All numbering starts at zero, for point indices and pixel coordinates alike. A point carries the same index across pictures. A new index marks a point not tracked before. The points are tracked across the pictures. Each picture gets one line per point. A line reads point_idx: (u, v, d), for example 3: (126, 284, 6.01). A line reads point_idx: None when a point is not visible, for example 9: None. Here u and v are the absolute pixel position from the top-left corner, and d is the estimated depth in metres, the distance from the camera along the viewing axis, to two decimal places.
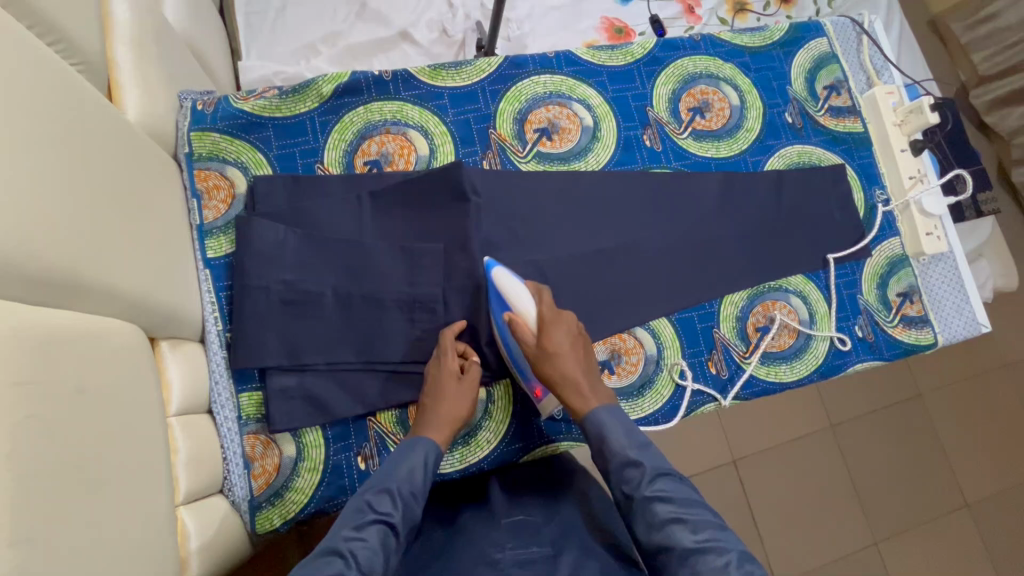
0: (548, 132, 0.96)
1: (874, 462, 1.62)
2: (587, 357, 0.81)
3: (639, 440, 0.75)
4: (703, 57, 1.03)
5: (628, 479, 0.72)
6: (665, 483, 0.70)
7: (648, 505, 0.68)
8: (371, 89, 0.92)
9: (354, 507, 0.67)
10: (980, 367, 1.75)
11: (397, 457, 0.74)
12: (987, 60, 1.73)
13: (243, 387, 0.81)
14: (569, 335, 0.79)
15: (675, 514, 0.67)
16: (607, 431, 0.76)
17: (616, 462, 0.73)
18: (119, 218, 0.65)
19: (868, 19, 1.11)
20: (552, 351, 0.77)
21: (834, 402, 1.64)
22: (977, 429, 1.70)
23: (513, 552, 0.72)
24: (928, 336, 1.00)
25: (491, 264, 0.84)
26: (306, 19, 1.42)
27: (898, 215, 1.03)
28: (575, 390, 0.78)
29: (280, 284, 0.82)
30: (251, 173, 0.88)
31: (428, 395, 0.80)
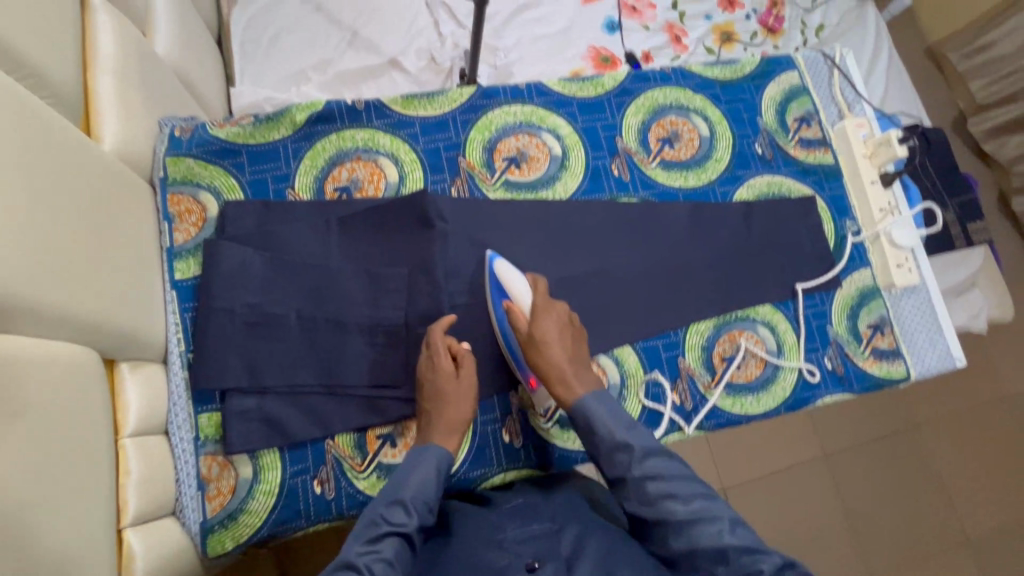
0: (517, 161, 0.97)
1: (869, 491, 1.58)
2: (576, 345, 0.84)
3: (626, 421, 0.78)
4: (674, 89, 1.05)
5: (618, 463, 0.75)
6: (654, 461, 0.74)
7: (640, 484, 0.73)
8: (344, 118, 0.95)
9: (368, 519, 0.69)
10: (982, 399, 1.71)
11: (409, 465, 0.75)
12: (984, 89, 1.77)
13: (202, 408, 0.82)
14: (559, 324, 0.83)
15: (666, 490, 0.71)
16: (594, 416, 0.78)
17: (605, 447, 0.77)
18: (79, 241, 0.67)
19: (840, 53, 1.13)
20: (540, 339, 0.80)
21: (827, 430, 1.61)
22: (980, 463, 1.65)
23: (516, 531, 0.73)
24: (900, 369, 0.99)
25: (497, 256, 0.88)
26: (298, 48, 1.46)
27: (869, 246, 1.03)
28: (560, 377, 0.80)
29: (244, 306, 0.84)
30: (223, 197, 0.90)
31: (430, 401, 0.80)
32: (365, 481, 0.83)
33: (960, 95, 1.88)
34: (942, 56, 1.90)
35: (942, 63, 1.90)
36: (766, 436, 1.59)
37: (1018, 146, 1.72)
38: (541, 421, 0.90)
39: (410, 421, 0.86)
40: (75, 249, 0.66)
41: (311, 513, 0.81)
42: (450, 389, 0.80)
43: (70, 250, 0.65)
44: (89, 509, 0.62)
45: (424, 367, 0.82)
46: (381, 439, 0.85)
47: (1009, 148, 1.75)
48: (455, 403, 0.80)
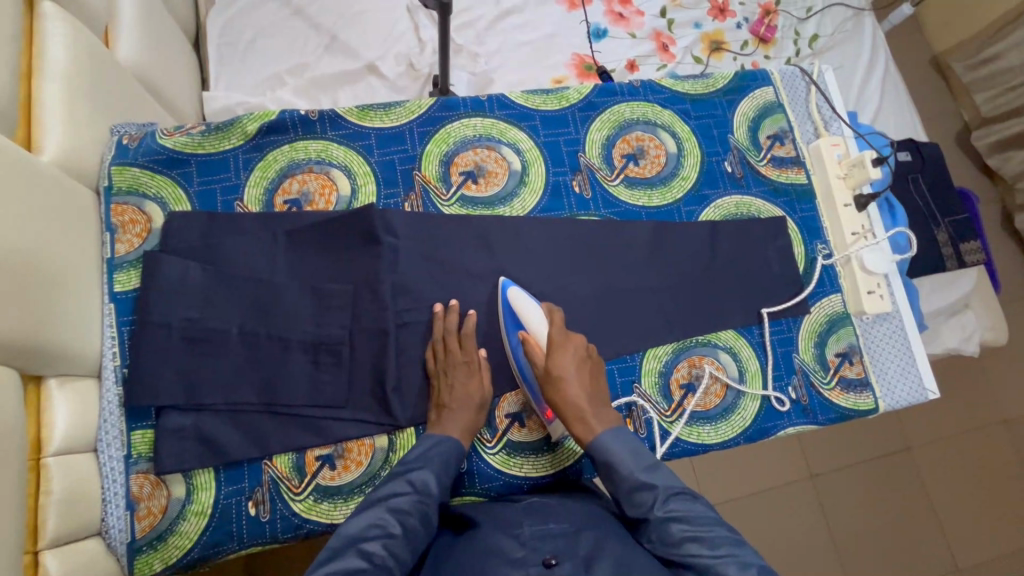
0: (474, 176, 0.95)
1: (857, 515, 1.53)
2: (596, 379, 0.83)
3: (647, 462, 0.76)
4: (641, 104, 1.02)
5: (640, 503, 0.72)
6: (678, 503, 0.71)
7: (663, 526, 0.70)
8: (297, 128, 0.93)
9: (398, 480, 0.73)
10: (980, 421, 1.65)
11: (433, 441, 0.78)
12: (990, 102, 1.71)
13: (136, 424, 0.80)
14: (577, 360, 0.82)
15: (690, 532, 0.68)
16: (614, 453, 0.76)
17: (626, 487, 0.74)
18: (10, 250, 0.65)
19: (818, 69, 1.10)
20: (557, 375, 0.80)
21: (814, 451, 1.56)
22: (975, 488, 1.60)
23: (532, 529, 0.71)
24: (868, 401, 0.95)
25: (509, 283, 0.88)
26: (275, 52, 1.44)
27: (840, 270, 1.00)
28: (578, 414, 0.79)
29: (184, 321, 0.82)
30: (169, 208, 0.89)
31: (456, 403, 0.81)
32: (301, 504, 0.81)
33: (967, 107, 1.82)
34: (946, 66, 1.84)
35: (948, 74, 1.84)
36: (752, 456, 1.53)
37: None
38: (486, 445, 0.86)
39: (350, 442, 0.84)
40: (5, 260, 0.64)
41: (243, 537, 0.79)
42: (479, 388, 0.83)
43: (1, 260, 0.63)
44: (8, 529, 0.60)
45: (455, 360, 0.83)
46: (320, 460, 0.83)
47: (1014, 164, 1.68)
48: (480, 401, 0.83)
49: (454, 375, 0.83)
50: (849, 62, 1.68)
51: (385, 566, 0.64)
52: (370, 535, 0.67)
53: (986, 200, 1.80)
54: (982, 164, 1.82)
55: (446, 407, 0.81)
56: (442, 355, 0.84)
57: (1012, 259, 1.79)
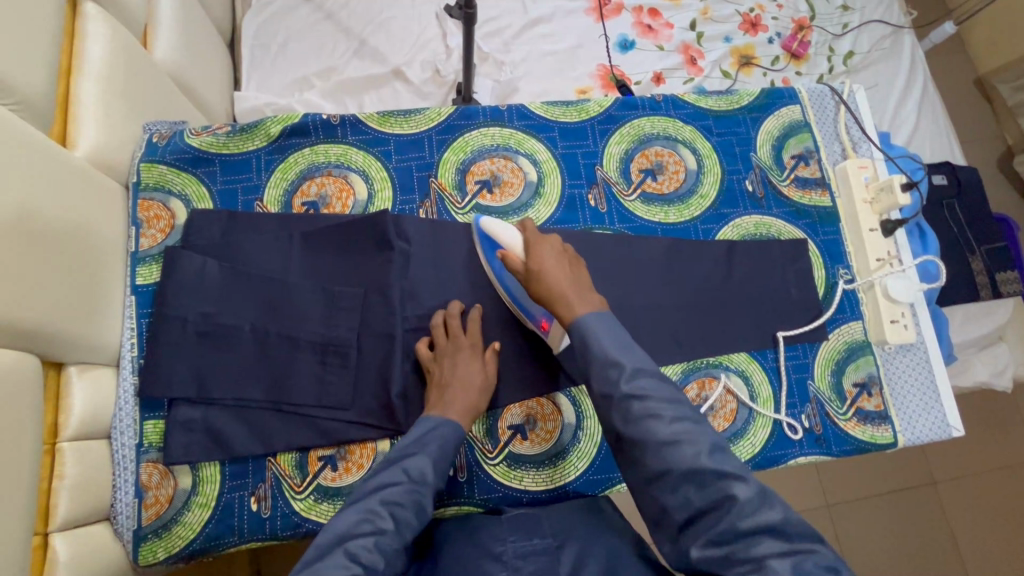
0: (489, 185, 0.95)
1: (875, 546, 1.47)
2: (578, 270, 0.80)
3: (620, 340, 0.71)
4: (663, 118, 1.01)
5: (608, 378, 0.69)
6: (644, 380, 0.68)
7: (626, 401, 0.67)
8: (318, 132, 0.95)
9: (391, 469, 0.72)
10: (1015, 459, 1.58)
11: (427, 427, 0.77)
12: None
13: (148, 414, 0.82)
14: (554, 253, 0.80)
15: (654, 409, 0.66)
16: (591, 335, 0.71)
17: (594, 362, 0.70)
18: (42, 247, 0.68)
19: (849, 88, 1.07)
20: (535, 269, 0.78)
21: (833, 478, 1.51)
22: (1006, 531, 1.52)
23: (515, 546, 0.73)
24: (887, 434, 0.91)
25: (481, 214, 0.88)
26: (306, 56, 1.47)
27: (863, 295, 0.97)
28: (563, 299, 0.75)
29: (198, 316, 0.84)
30: (193, 206, 0.91)
31: (456, 383, 0.81)
32: (301, 502, 0.82)
33: (1011, 130, 1.76)
34: (992, 86, 1.78)
35: (993, 95, 1.78)
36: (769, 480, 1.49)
37: None
38: (487, 456, 0.86)
39: (353, 445, 0.84)
40: (33, 257, 0.67)
41: (244, 531, 0.80)
42: (483, 373, 0.83)
43: (30, 255, 0.66)
44: (23, 512, 0.62)
45: (461, 345, 0.83)
46: (323, 461, 0.84)
47: None
48: (483, 385, 0.83)
49: (458, 358, 0.82)
50: (886, 80, 1.63)
51: (374, 564, 0.64)
52: (361, 530, 0.66)
53: None
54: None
55: (448, 388, 0.80)
56: (444, 342, 0.84)
57: None
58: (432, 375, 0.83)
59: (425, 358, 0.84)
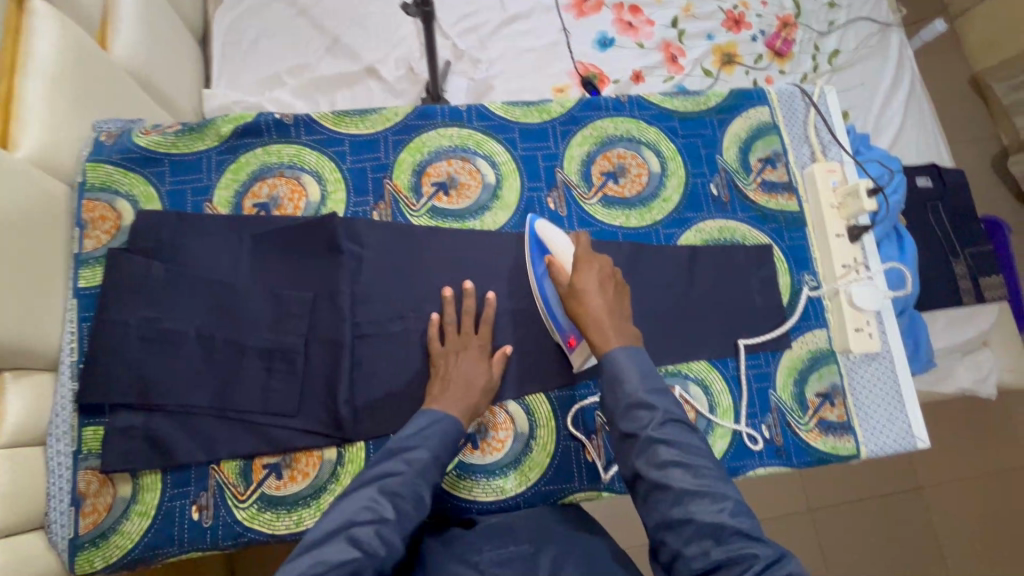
0: (445, 187, 0.93)
1: (860, 552, 1.44)
2: (620, 299, 0.79)
3: (655, 383, 0.71)
4: (626, 119, 0.99)
5: (635, 419, 0.69)
6: (674, 430, 0.68)
7: (651, 446, 0.67)
8: (271, 132, 0.93)
9: (393, 458, 0.70)
10: (998, 466, 1.55)
11: (432, 417, 0.75)
12: None
13: (86, 421, 0.80)
14: (599, 277, 0.78)
15: (678, 458, 0.66)
16: (623, 371, 0.72)
17: (625, 402, 0.70)
18: None
19: (820, 89, 1.04)
20: (579, 290, 0.77)
21: (815, 484, 1.48)
22: (989, 538, 1.49)
23: (491, 554, 0.73)
24: (849, 446, 0.89)
25: (537, 218, 0.87)
26: (277, 52, 1.45)
27: (828, 303, 0.94)
28: (598, 326, 0.75)
29: (140, 320, 0.82)
30: (140, 206, 0.89)
31: (456, 376, 0.80)
32: (244, 511, 0.80)
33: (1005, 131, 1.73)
34: (986, 85, 1.74)
35: (988, 94, 1.74)
36: (751, 486, 1.46)
37: None
38: None
39: (299, 453, 0.83)
40: None
41: (184, 541, 0.79)
42: (489, 372, 0.83)
43: None
44: None
45: (469, 342, 0.84)
46: (267, 469, 0.82)
47: None
48: (486, 386, 0.81)
49: (465, 355, 0.82)
50: (872, 79, 1.60)
51: (375, 553, 0.63)
52: (362, 518, 0.65)
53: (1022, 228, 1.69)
54: (1018, 191, 1.71)
55: (452, 382, 0.79)
56: (454, 337, 0.84)
57: None
58: (439, 366, 0.82)
59: (434, 347, 0.84)
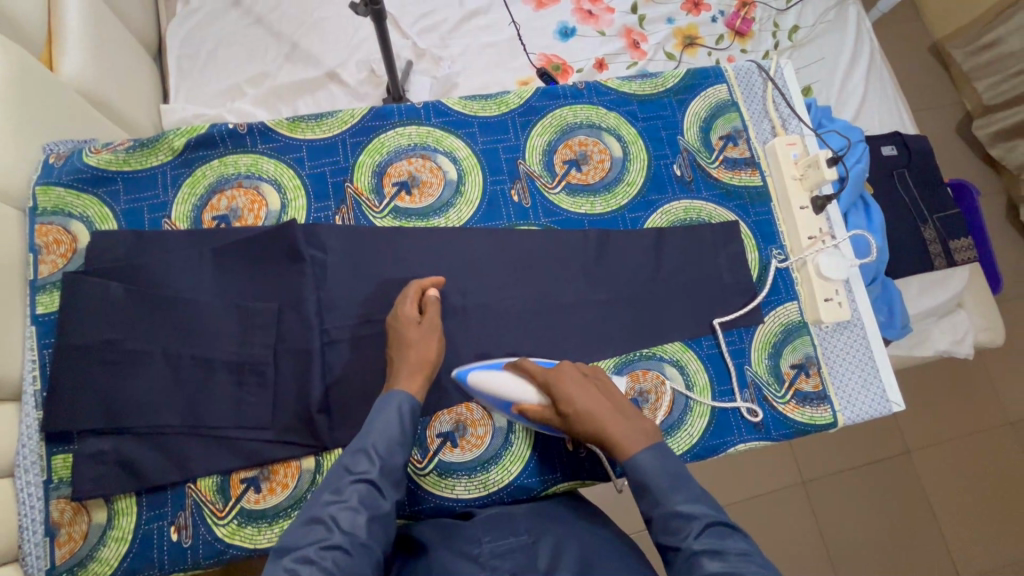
0: (407, 186, 0.92)
1: (854, 520, 1.46)
2: (608, 392, 0.77)
3: (686, 488, 0.69)
4: (585, 107, 0.98)
5: (674, 531, 0.67)
6: (716, 535, 0.66)
7: (695, 559, 0.64)
8: (226, 143, 0.92)
9: (335, 469, 0.70)
10: (982, 424, 1.57)
11: (371, 416, 0.74)
12: (992, 88, 1.62)
13: (54, 449, 0.79)
14: (581, 385, 0.76)
15: (725, 569, 0.62)
16: (648, 477, 0.70)
17: (659, 515, 0.69)
18: None
19: (777, 63, 1.05)
20: (573, 415, 0.75)
21: (807, 455, 1.49)
22: (978, 495, 1.52)
23: (490, 546, 0.71)
24: (826, 415, 0.90)
25: (464, 370, 0.82)
26: (233, 62, 1.42)
27: (797, 274, 0.95)
28: (611, 435, 0.73)
29: (103, 342, 0.80)
30: (95, 227, 0.87)
31: (398, 355, 0.78)
32: (224, 528, 0.79)
33: (967, 96, 1.75)
34: (946, 52, 1.76)
35: (950, 63, 1.76)
36: (742, 463, 1.47)
37: None
38: (417, 466, 0.83)
39: (276, 464, 0.82)
40: None
41: (165, 562, 0.77)
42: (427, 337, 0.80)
43: None
44: None
45: (405, 313, 0.80)
46: (246, 483, 0.81)
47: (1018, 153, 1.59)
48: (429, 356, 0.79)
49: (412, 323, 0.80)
50: (832, 52, 1.61)
51: (321, 567, 0.61)
52: (306, 537, 0.64)
53: (989, 190, 1.71)
54: (983, 154, 1.73)
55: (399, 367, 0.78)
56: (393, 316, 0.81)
57: (1016, 252, 1.70)
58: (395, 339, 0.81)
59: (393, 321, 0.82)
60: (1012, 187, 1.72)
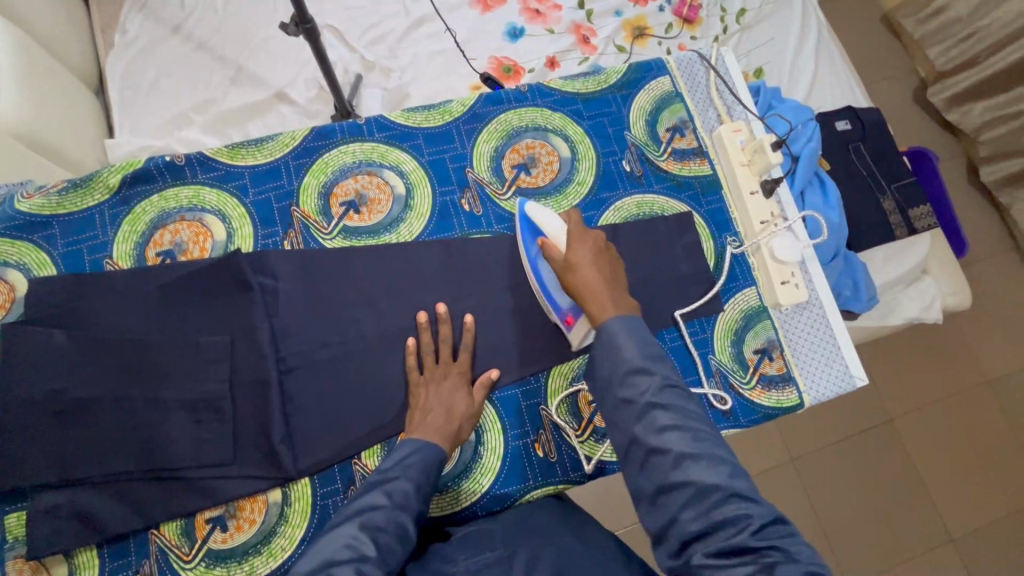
0: (355, 205, 0.91)
1: (843, 491, 1.47)
2: (613, 271, 0.78)
3: (652, 352, 0.69)
4: (530, 109, 0.98)
5: (633, 385, 0.67)
6: (672, 394, 0.66)
7: (649, 412, 0.65)
8: (164, 176, 0.89)
9: (374, 493, 0.70)
10: (958, 386, 1.60)
11: (411, 446, 0.75)
12: (943, 55, 1.65)
13: (9, 507, 0.77)
14: (594, 251, 0.78)
15: (676, 423, 0.64)
16: (618, 341, 0.70)
17: (620, 371, 0.68)
18: None
19: (718, 51, 1.05)
20: (575, 263, 0.76)
21: (791, 432, 1.51)
22: (961, 456, 1.54)
23: (467, 562, 0.70)
24: (792, 396, 0.90)
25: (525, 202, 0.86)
26: (177, 89, 1.38)
27: (752, 258, 0.96)
28: (596, 297, 0.74)
29: (49, 393, 0.78)
30: (33, 274, 0.84)
31: (433, 404, 0.80)
32: (192, 571, 0.77)
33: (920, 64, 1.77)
34: (896, 23, 1.79)
35: (900, 33, 1.78)
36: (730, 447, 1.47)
37: (982, 114, 1.59)
38: None
39: (242, 500, 0.80)
40: None
41: None
42: (465, 402, 0.81)
43: None
44: None
45: (449, 370, 0.82)
46: (211, 523, 0.79)
47: (973, 116, 1.61)
48: (467, 414, 0.80)
49: (447, 382, 0.81)
50: (780, 33, 1.62)
51: None
52: (344, 557, 0.63)
53: (947, 156, 1.74)
54: (939, 121, 1.76)
55: (431, 412, 0.79)
56: (432, 366, 0.83)
57: (977, 214, 1.73)
58: (419, 396, 0.81)
59: (412, 378, 0.82)
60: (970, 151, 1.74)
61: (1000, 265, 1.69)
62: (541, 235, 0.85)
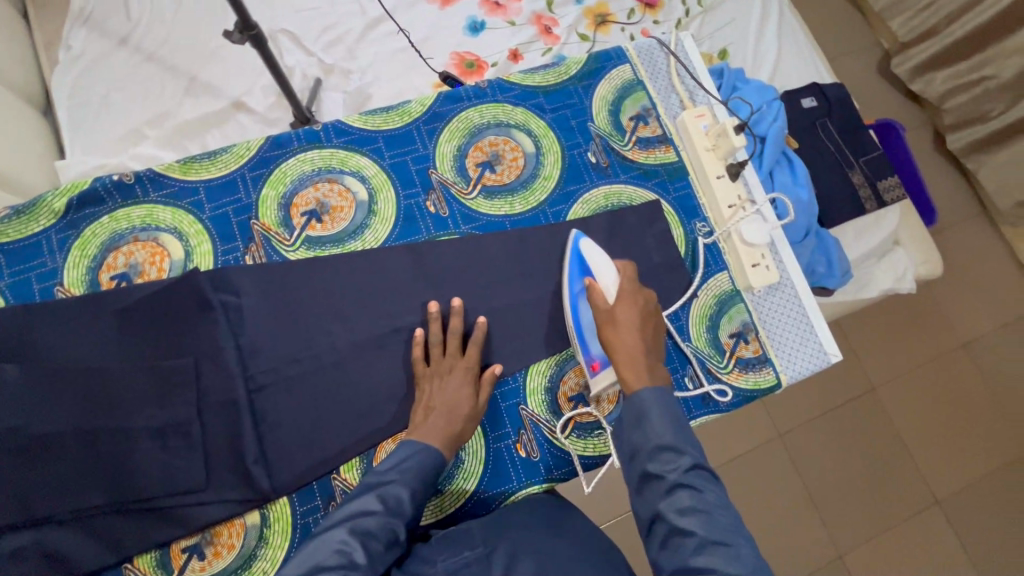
0: (316, 214, 0.88)
1: (828, 464, 1.49)
2: (655, 337, 0.78)
3: (684, 431, 0.69)
4: (491, 105, 0.96)
5: (661, 461, 0.67)
6: (700, 477, 0.66)
7: (675, 490, 0.65)
8: (114, 196, 0.86)
9: (370, 496, 0.69)
10: (933, 352, 1.63)
11: (410, 450, 0.73)
12: (904, 26, 1.66)
13: None
14: (639, 313, 0.78)
15: (700, 507, 0.63)
16: (650, 414, 0.70)
17: (649, 445, 0.69)
18: None
19: (677, 35, 1.05)
20: (619, 321, 0.77)
21: (775, 408, 1.52)
22: (940, 421, 1.57)
23: (446, 563, 0.69)
24: (769, 377, 0.91)
25: (582, 235, 0.86)
26: (128, 103, 1.33)
27: (723, 245, 0.95)
28: (632, 364, 0.74)
29: (4, 431, 0.74)
30: None
31: (438, 403, 0.78)
32: None
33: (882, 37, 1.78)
34: None
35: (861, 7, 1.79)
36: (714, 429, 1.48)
37: (944, 82, 1.61)
38: None
39: (219, 526, 0.78)
40: None
41: None
42: (470, 400, 0.79)
43: None
44: None
45: (455, 365, 0.81)
46: (187, 551, 0.77)
47: (935, 85, 1.63)
48: (470, 413, 0.78)
49: (452, 378, 0.79)
50: (742, 13, 1.62)
51: None
52: (332, 563, 0.62)
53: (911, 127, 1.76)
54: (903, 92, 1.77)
55: (435, 410, 0.77)
56: (439, 359, 0.81)
57: (943, 182, 1.75)
58: (423, 391, 0.79)
59: (419, 370, 0.81)
60: (933, 120, 1.76)
61: (967, 231, 1.72)
62: (587, 274, 0.84)
